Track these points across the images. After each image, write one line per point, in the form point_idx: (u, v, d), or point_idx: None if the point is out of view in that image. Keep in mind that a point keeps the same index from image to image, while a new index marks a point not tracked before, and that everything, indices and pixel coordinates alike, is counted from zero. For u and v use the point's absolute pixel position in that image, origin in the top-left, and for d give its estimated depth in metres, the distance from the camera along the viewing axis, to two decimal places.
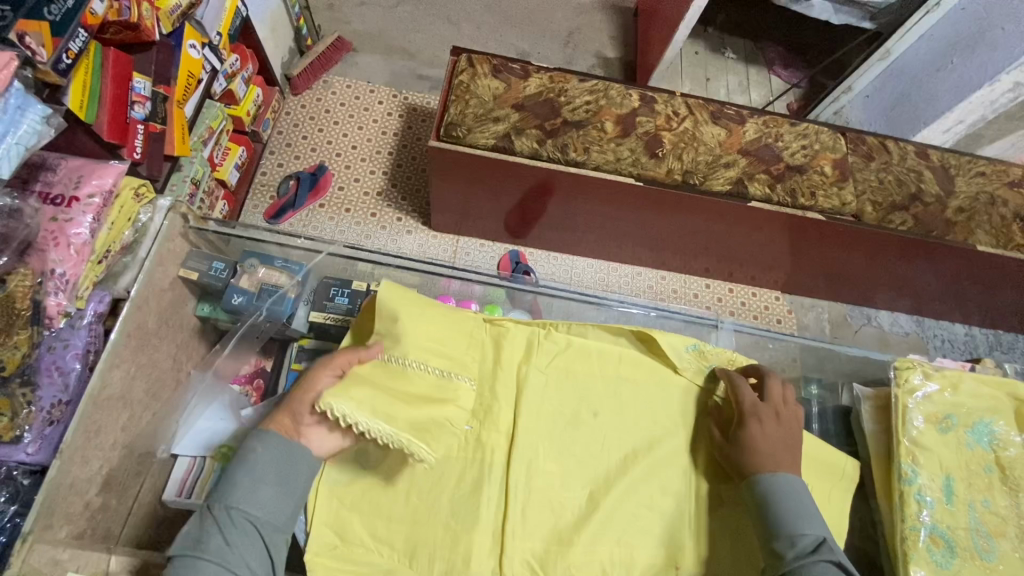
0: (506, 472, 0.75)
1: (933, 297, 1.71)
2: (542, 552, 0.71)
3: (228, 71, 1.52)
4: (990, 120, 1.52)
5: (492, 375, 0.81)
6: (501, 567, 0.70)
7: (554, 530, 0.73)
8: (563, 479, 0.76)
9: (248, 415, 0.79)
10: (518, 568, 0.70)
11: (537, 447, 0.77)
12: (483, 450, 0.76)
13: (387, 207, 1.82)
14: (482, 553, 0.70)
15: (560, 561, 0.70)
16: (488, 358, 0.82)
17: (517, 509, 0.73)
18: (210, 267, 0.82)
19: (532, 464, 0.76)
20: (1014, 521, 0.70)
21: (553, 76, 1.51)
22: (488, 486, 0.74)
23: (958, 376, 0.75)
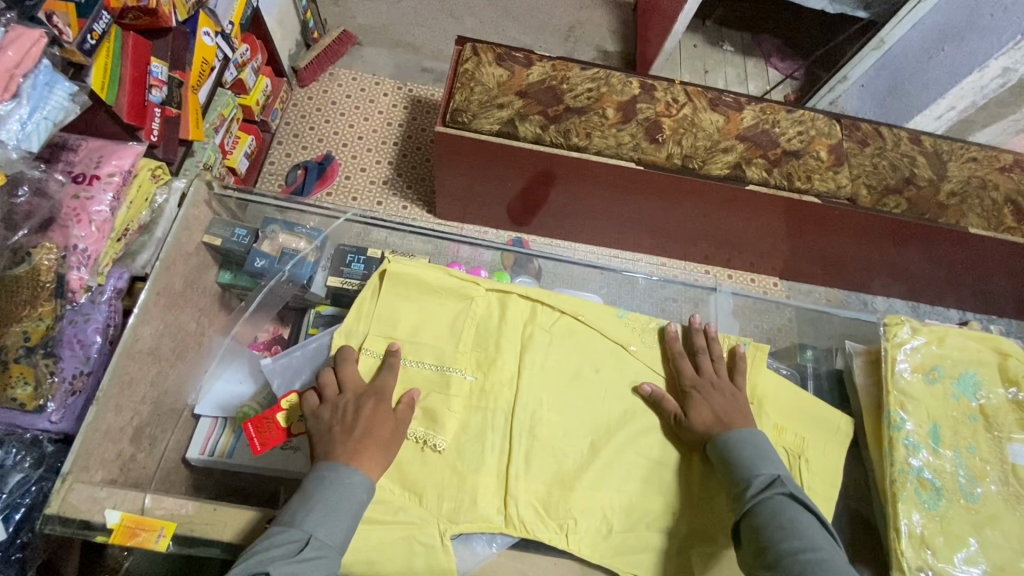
0: (510, 420, 0.79)
1: (928, 282, 1.74)
2: (544, 494, 0.75)
3: (239, 60, 1.56)
4: (981, 107, 1.57)
5: (496, 333, 0.84)
6: (506, 506, 0.73)
7: (557, 474, 0.77)
8: (565, 428, 0.80)
9: (268, 362, 0.82)
10: (524, 508, 0.73)
11: (540, 400, 0.81)
12: (488, 400, 0.80)
13: (392, 195, 1.86)
14: (488, 493, 0.74)
15: (563, 502, 0.75)
16: (491, 318, 0.86)
17: (520, 456, 0.77)
18: (232, 233, 0.85)
19: (536, 414, 0.80)
20: (999, 466, 0.73)
21: (555, 65, 1.55)
22: (492, 432, 0.78)
23: (944, 330, 0.79)
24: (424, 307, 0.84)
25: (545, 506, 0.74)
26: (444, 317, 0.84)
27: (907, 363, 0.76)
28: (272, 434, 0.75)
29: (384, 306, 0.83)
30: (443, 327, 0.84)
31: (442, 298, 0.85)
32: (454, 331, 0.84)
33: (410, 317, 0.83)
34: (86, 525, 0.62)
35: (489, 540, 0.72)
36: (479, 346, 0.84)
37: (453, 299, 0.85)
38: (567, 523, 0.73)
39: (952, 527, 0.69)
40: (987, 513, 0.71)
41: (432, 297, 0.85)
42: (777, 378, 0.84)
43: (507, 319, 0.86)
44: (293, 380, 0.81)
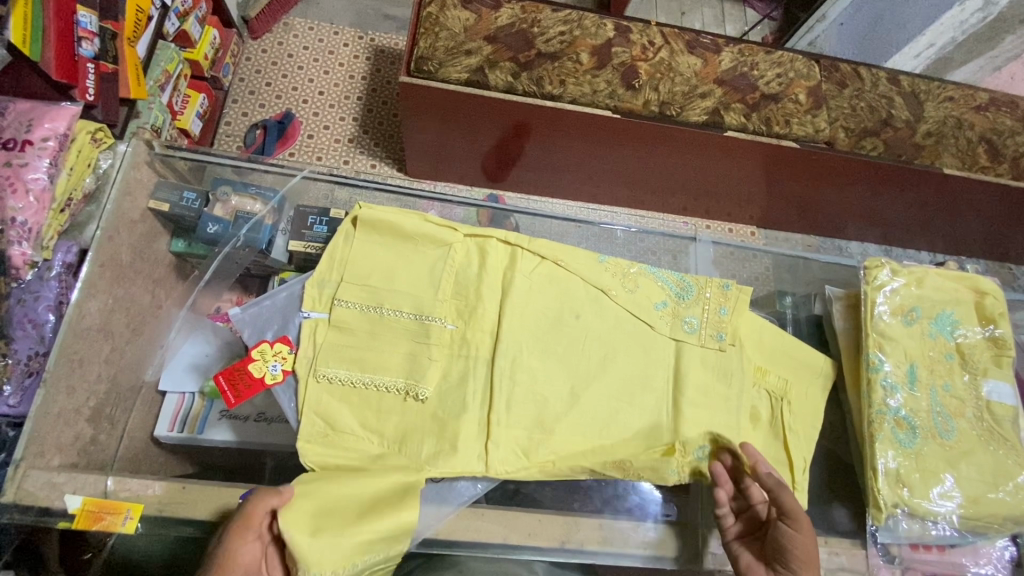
0: (492, 365, 0.77)
1: (901, 226, 1.76)
2: (525, 438, 0.74)
3: (180, 9, 1.43)
4: (959, 43, 1.54)
5: (476, 280, 0.80)
6: (488, 450, 0.72)
7: (538, 419, 0.76)
8: (547, 374, 0.78)
9: (236, 313, 0.77)
10: (505, 453, 0.72)
11: (521, 346, 0.78)
12: (470, 345, 0.78)
13: (359, 153, 1.77)
14: (469, 438, 0.73)
15: (544, 445, 0.74)
16: (471, 265, 0.82)
17: (502, 399, 0.75)
18: (181, 197, 0.79)
19: (517, 360, 0.77)
20: (972, 402, 0.75)
21: (525, 6, 1.46)
22: (473, 379, 0.76)
23: (923, 272, 0.79)
24: (399, 254, 0.80)
25: (528, 449, 0.74)
26: (420, 264, 0.80)
27: (887, 306, 0.76)
28: (246, 385, 0.73)
29: (356, 255, 0.79)
30: (420, 275, 0.80)
31: (418, 245, 0.81)
32: (432, 279, 0.79)
33: (385, 265, 0.79)
34: (46, 512, 0.60)
35: (473, 483, 0.72)
36: (458, 294, 0.80)
37: (429, 246, 0.81)
38: (548, 466, 0.73)
39: (927, 464, 0.71)
40: (960, 448, 0.73)
41: (408, 244, 0.80)
42: (760, 320, 0.83)
43: (487, 265, 0.81)
44: (264, 328, 0.76)
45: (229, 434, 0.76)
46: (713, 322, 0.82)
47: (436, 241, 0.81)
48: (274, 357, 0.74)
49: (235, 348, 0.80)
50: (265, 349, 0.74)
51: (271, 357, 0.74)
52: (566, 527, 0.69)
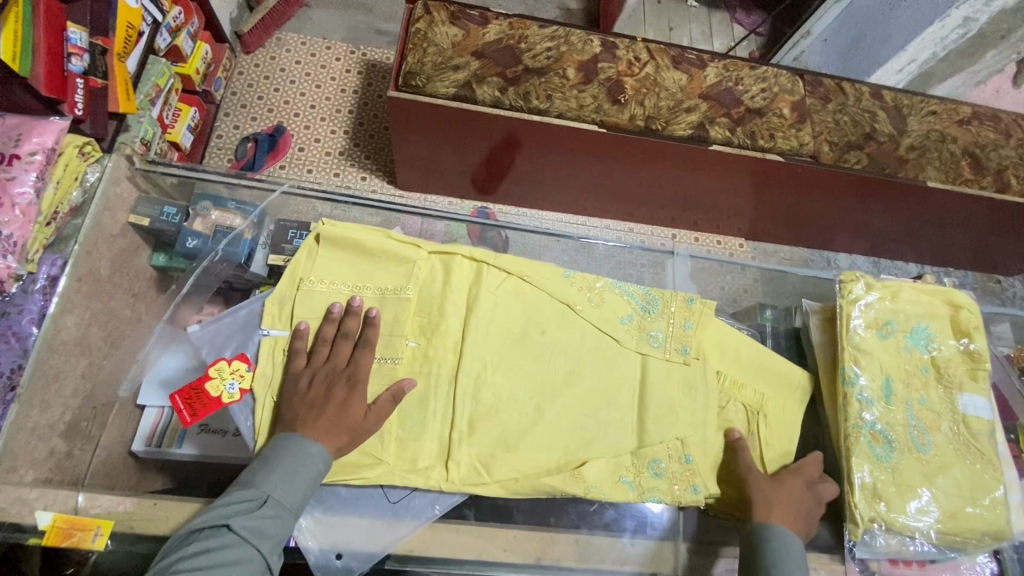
0: (452, 385, 0.76)
1: (888, 238, 1.77)
2: (486, 457, 0.73)
3: (172, 24, 1.45)
4: (941, 58, 1.56)
5: (439, 297, 0.79)
6: (447, 471, 0.71)
7: (501, 437, 0.74)
8: (510, 392, 0.77)
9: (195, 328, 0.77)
10: (464, 472, 0.71)
11: (485, 362, 0.78)
12: (431, 364, 0.76)
13: (349, 166, 1.78)
14: (439, 453, 0.73)
15: (506, 463, 0.73)
16: (435, 282, 0.80)
17: (464, 417, 0.74)
18: (161, 211, 0.79)
19: (480, 377, 0.77)
20: (949, 415, 0.75)
21: (513, 22, 1.48)
22: (433, 399, 0.75)
23: (898, 285, 0.79)
24: (362, 271, 0.79)
25: (494, 463, 0.73)
26: (382, 281, 0.79)
27: (862, 320, 0.76)
28: (202, 404, 0.73)
29: (319, 270, 0.78)
30: (380, 292, 0.78)
31: (382, 261, 0.80)
32: (396, 296, 0.78)
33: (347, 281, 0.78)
34: (15, 528, 0.59)
35: (432, 502, 0.71)
36: (421, 312, 0.79)
37: (393, 263, 0.80)
38: (512, 482, 0.72)
39: (903, 478, 0.71)
40: (938, 462, 0.72)
41: (369, 262, 0.79)
42: (734, 334, 0.84)
43: (452, 281, 0.80)
44: (223, 346, 0.76)
45: (191, 447, 0.77)
46: (679, 334, 0.83)
47: (399, 258, 0.80)
48: (232, 375, 0.73)
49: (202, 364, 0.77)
50: (222, 367, 0.73)
51: (228, 375, 0.73)
52: (542, 543, 0.68)
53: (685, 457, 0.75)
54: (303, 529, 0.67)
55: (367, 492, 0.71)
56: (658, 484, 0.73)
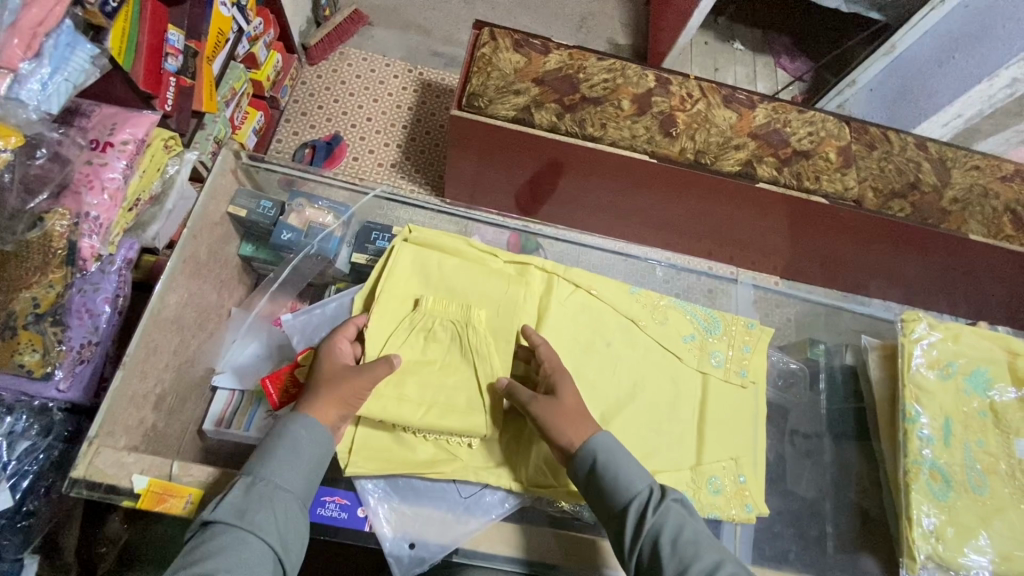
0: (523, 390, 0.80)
1: (924, 288, 1.78)
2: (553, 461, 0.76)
3: (252, 33, 1.54)
4: (987, 116, 1.59)
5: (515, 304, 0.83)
6: (517, 471, 0.74)
7: None
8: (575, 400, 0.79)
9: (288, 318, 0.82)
10: (533, 473, 0.75)
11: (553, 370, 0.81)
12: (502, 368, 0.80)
13: (401, 177, 1.85)
14: (501, 456, 0.76)
15: (570, 467, 0.76)
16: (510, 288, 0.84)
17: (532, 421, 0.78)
18: (258, 205, 0.84)
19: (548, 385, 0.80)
20: (1006, 460, 0.75)
21: (572, 53, 1.55)
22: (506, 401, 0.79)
23: (958, 328, 0.81)
24: (442, 271, 0.82)
25: (558, 468, 0.75)
26: (460, 283, 0.82)
27: (923, 359, 0.78)
28: (292, 389, 0.77)
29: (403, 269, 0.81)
30: (459, 295, 0.81)
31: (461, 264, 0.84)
32: (475, 298, 0.81)
33: (430, 276, 0.82)
34: (112, 489, 0.62)
35: (502, 500, 0.74)
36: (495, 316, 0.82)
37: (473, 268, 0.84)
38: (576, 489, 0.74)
39: (961, 518, 0.71)
40: (993, 505, 0.73)
41: (451, 265, 0.83)
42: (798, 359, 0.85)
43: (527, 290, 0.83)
44: (313, 336, 0.81)
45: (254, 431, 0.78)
46: (737, 357, 0.85)
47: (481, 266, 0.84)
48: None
49: (283, 354, 0.83)
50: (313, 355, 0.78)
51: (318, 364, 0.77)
52: (604, 552, 0.69)
53: (739, 477, 0.77)
54: (382, 516, 0.70)
55: (440, 486, 0.74)
56: (716, 501, 0.75)
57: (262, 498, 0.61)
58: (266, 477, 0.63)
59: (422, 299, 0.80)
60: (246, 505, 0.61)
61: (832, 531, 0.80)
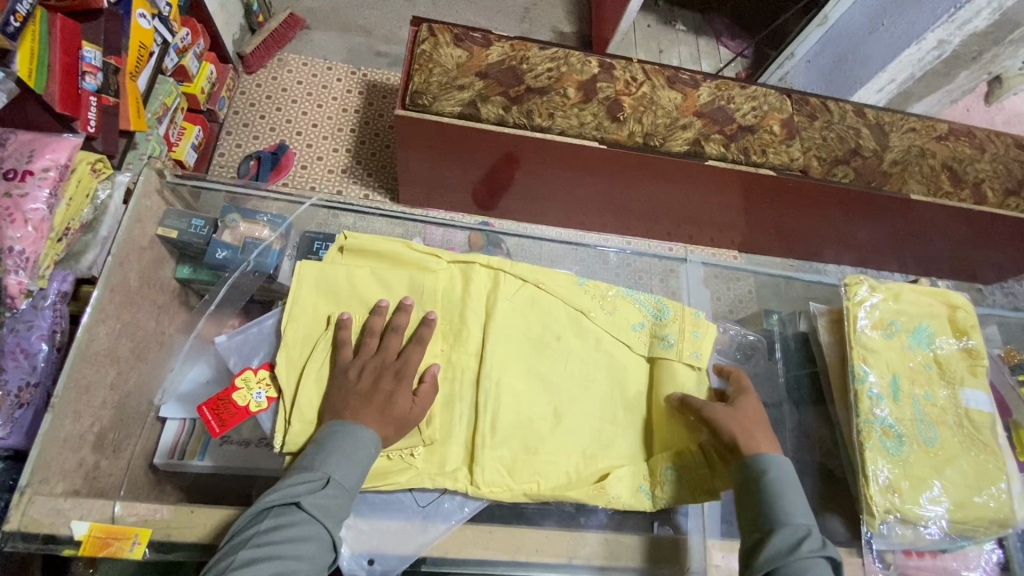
0: (475, 392, 0.77)
1: (875, 249, 1.85)
2: (510, 460, 0.74)
3: (179, 45, 1.47)
4: (918, 79, 1.65)
5: (460, 303, 0.80)
6: (473, 474, 0.72)
7: (524, 441, 0.76)
8: (530, 396, 0.79)
9: (221, 340, 0.77)
10: (491, 474, 0.72)
11: (505, 367, 0.79)
12: (454, 369, 0.77)
13: (352, 183, 1.81)
14: (457, 460, 0.74)
15: (528, 466, 0.74)
16: (455, 289, 0.81)
17: (487, 421, 0.75)
18: (189, 224, 0.79)
19: (501, 384, 0.77)
20: (953, 410, 0.78)
21: (514, 45, 1.54)
22: (459, 402, 0.76)
23: (898, 287, 0.83)
24: (381, 276, 0.79)
25: (515, 468, 0.74)
26: (400, 288, 0.79)
27: (868, 320, 0.80)
28: (230, 413, 0.72)
29: (338, 279, 0.77)
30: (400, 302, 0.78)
31: (400, 267, 0.81)
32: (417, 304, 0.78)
33: (365, 285, 0.78)
34: (51, 539, 0.59)
35: (461, 504, 0.73)
36: (443, 317, 0.80)
37: (413, 272, 0.81)
38: (533, 487, 0.73)
39: (914, 470, 0.74)
40: (944, 454, 0.76)
41: (391, 270, 0.80)
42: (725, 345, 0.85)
43: (471, 289, 0.81)
44: (250, 355, 0.76)
45: (209, 459, 0.78)
46: (691, 341, 0.83)
47: (422, 267, 0.81)
48: (258, 385, 0.73)
49: (224, 377, 0.78)
50: (248, 376, 0.73)
51: (255, 385, 0.72)
52: (572, 543, 0.68)
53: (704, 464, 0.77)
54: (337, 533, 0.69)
55: (396, 497, 0.72)
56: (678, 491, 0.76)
57: (336, 500, 0.61)
58: (335, 475, 0.62)
59: (333, 317, 0.75)
60: (325, 504, 0.60)
61: None
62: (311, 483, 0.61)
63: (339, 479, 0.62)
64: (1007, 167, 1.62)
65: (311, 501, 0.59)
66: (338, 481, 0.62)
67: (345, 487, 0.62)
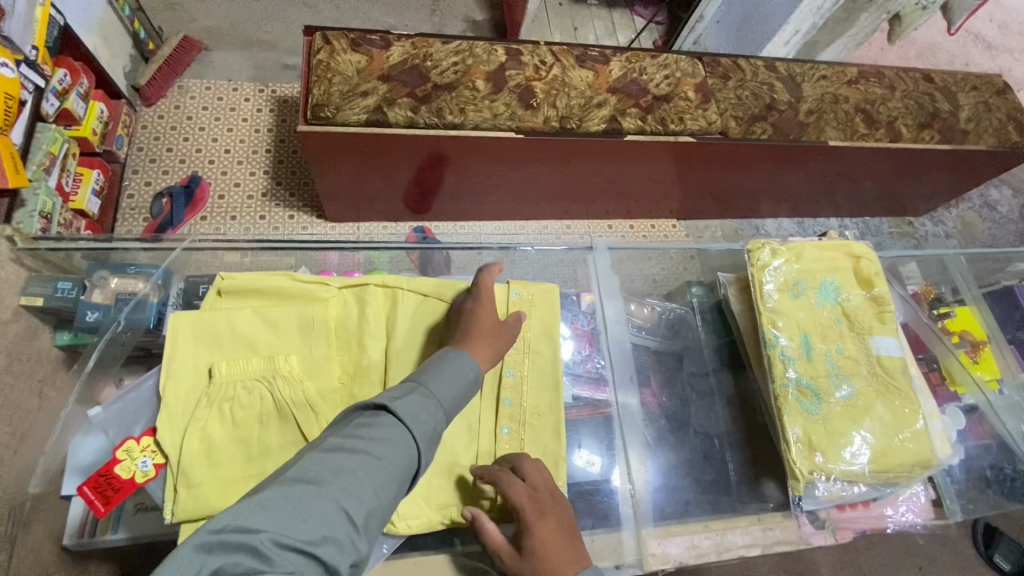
0: None
1: (807, 198, 1.88)
2: (426, 486, 0.73)
3: (57, 87, 1.37)
4: (821, 27, 1.68)
5: (358, 329, 0.78)
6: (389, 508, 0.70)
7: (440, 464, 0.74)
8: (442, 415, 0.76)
9: (94, 413, 0.71)
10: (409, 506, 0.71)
11: None
12: (358, 403, 0.74)
13: (275, 206, 1.75)
14: None
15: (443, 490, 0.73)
16: (350, 314, 0.79)
17: None
18: (55, 288, 0.76)
19: None
20: (865, 359, 0.79)
21: (415, 42, 1.48)
22: None
23: (801, 246, 0.84)
24: (270, 316, 0.75)
25: (430, 496, 0.72)
26: (291, 325, 0.75)
27: (774, 284, 0.80)
28: (115, 489, 0.67)
29: (222, 326, 0.73)
30: (292, 339, 0.75)
31: (288, 302, 0.78)
32: (311, 339, 0.75)
33: (252, 329, 0.74)
34: None
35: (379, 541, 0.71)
36: (342, 347, 0.77)
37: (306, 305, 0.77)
38: (452, 512, 0.72)
39: (834, 426, 0.75)
40: (862, 405, 0.76)
41: (280, 307, 0.76)
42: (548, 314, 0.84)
43: (368, 314, 0.79)
44: (131, 424, 0.71)
45: (123, 531, 0.73)
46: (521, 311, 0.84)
47: (315, 298, 0.78)
48: (143, 453, 0.68)
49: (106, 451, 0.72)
50: (131, 447, 0.68)
51: (139, 453, 0.68)
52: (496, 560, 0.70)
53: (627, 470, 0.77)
54: None
55: None
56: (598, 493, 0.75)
57: (421, 409, 0.63)
58: (425, 385, 0.65)
59: (215, 368, 0.71)
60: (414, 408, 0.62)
61: (732, 468, 0.82)
62: (406, 389, 0.64)
63: (430, 389, 0.65)
64: (918, 102, 1.65)
65: (403, 404, 0.62)
66: (428, 391, 0.65)
67: (439, 398, 0.65)
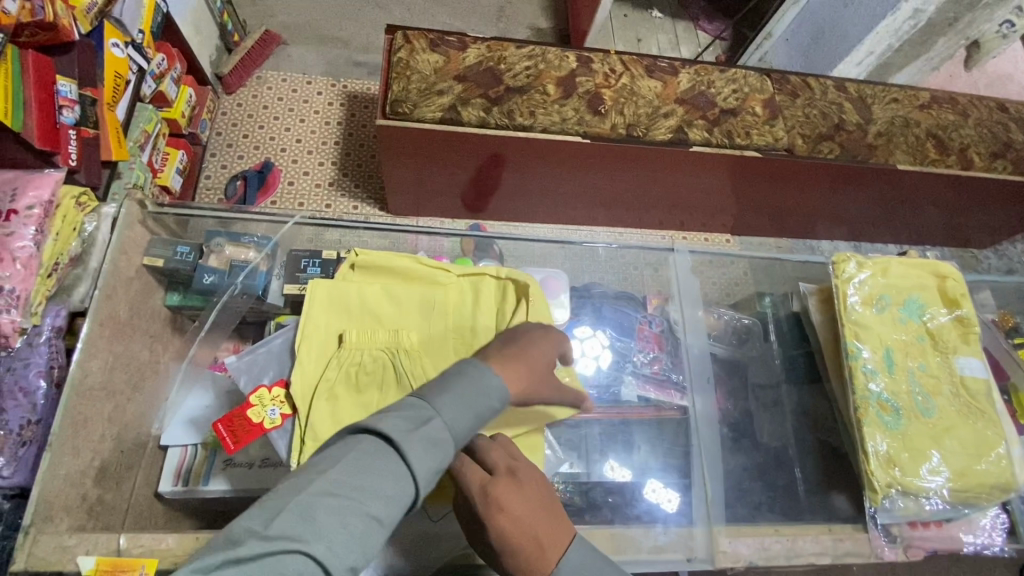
0: None
1: (867, 222, 1.85)
2: None
3: (156, 71, 1.46)
4: (897, 49, 1.66)
5: (472, 317, 0.80)
6: None
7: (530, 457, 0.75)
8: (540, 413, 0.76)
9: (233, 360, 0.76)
10: None
11: None
12: None
13: (340, 196, 1.81)
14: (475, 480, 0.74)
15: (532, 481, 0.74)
16: (466, 302, 0.81)
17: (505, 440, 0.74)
18: (175, 251, 0.82)
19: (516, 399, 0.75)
20: (948, 378, 0.79)
21: (490, 45, 1.53)
22: None
23: (886, 261, 0.84)
24: (393, 293, 0.80)
25: None
26: (411, 304, 0.80)
27: (858, 296, 0.80)
28: (245, 430, 0.72)
29: (351, 299, 0.79)
30: (413, 318, 0.79)
31: (413, 284, 0.82)
32: (430, 320, 0.79)
33: (374, 305, 0.79)
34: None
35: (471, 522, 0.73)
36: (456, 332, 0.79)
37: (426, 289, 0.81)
38: None
39: (914, 443, 0.74)
40: (943, 425, 0.76)
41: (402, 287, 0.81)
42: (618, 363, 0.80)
43: (482, 302, 0.81)
44: (260, 375, 0.76)
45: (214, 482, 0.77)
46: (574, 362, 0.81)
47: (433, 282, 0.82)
48: (273, 401, 0.73)
49: (226, 400, 0.80)
50: (263, 393, 0.72)
51: (269, 401, 0.72)
52: None
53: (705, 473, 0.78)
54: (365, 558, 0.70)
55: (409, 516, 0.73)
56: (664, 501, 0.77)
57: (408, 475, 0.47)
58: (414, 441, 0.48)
59: (345, 335, 0.77)
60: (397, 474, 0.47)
61: (800, 477, 0.82)
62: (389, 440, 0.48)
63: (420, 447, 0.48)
64: (992, 131, 1.61)
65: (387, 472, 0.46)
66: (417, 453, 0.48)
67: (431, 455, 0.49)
